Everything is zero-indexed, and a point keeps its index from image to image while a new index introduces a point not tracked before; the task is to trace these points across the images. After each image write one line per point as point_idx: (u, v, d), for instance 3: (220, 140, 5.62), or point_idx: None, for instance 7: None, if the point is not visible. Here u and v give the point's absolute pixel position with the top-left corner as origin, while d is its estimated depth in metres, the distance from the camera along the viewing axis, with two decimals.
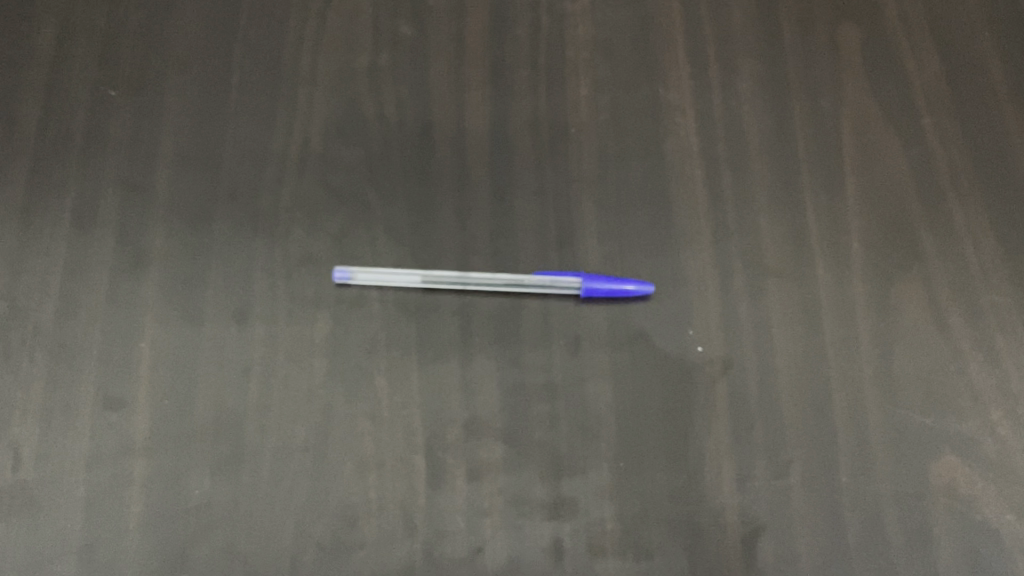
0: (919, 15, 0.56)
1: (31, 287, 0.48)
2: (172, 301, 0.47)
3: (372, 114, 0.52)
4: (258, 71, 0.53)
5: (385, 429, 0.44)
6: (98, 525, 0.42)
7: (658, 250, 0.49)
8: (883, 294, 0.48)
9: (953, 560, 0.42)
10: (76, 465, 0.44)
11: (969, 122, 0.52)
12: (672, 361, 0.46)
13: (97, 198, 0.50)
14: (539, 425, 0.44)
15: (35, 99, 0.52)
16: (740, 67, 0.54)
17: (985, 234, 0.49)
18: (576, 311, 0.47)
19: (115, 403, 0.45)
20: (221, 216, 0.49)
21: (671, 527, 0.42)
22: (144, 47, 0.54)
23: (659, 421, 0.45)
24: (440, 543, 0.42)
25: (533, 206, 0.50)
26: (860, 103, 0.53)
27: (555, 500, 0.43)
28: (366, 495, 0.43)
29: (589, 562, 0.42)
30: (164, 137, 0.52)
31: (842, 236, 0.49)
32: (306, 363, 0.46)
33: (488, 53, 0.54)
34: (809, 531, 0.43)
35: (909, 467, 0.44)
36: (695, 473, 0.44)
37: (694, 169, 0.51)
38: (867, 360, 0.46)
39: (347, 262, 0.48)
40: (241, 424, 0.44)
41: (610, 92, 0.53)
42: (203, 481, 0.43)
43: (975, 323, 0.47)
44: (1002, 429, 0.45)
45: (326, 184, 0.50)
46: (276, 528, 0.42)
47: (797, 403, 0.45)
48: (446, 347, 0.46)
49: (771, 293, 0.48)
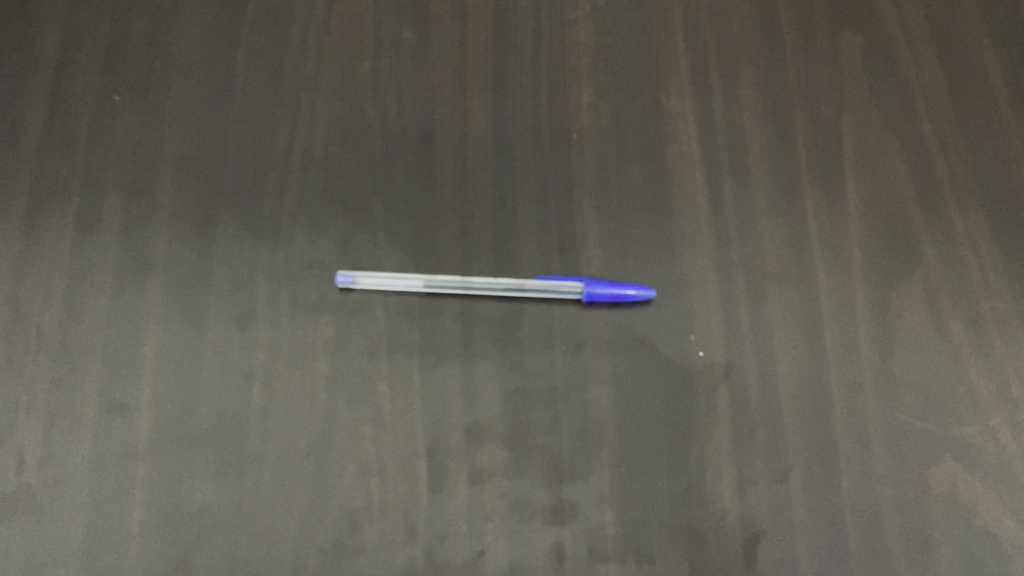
0: (919, 22, 0.56)
1: (35, 290, 0.48)
2: (175, 305, 0.48)
3: (375, 119, 0.53)
4: (261, 76, 0.54)
5: (387, 433, 0.45)
6: (101, 528, 0.43)
7: (659, 255, 0.49)
8: (883, 299, 0.48)
9: (952, 565, 0.42)
10: (80, 469, 0.44)
11: (969, 129, 0.52)
12: (673, 366, 0.46)
13: (101, 202, 0.50)
14: (540, 430, 0.45)
15: (40, 103, 0.53)
16: (741, 74, 0.54)
17: (985, 240, 0.49)
18: (577, 316, 0.47)
19: (118, 406, 0.45)
20: (224, 220, 0.50)
21: (672, 532, 0.43)
22: (148, 52, 0.55)
23: (660, 426, 0.45)
24: (441, 548, 0.42)
25: (535, 211, 0.50)
26: (861, 109, 0.53)
27: (556, 504, 0.43)
28: (367, 499, 0.43)
29: (590, 567, 0.42)
30: (168, 141, 0.52)
31: (843, 242, 0.50)
32: (309, 367, 0.46)
33: (490, 59, 0.55)
34: (809, 536, 0.43)
35: (908, 472, 0.44)
36: (696, 478, 0.44)
37: (695, 174, 0.51)
38: (867, 365, 0.47)
39: (350, 266, 0.49)
40: (243, 427, 0.45)
41: (611, 98, 0.54)
42: (205, 484, 0.43)
43: (975, 329, 0.47)
44: (1002, 434, 0.45)
45: (329, 189, 0.51)
46: (278, 532, 0.42)
47: (797, 408, 0.45)
48: (448, 352, 0.46)
49: (771, 298, 0.48)
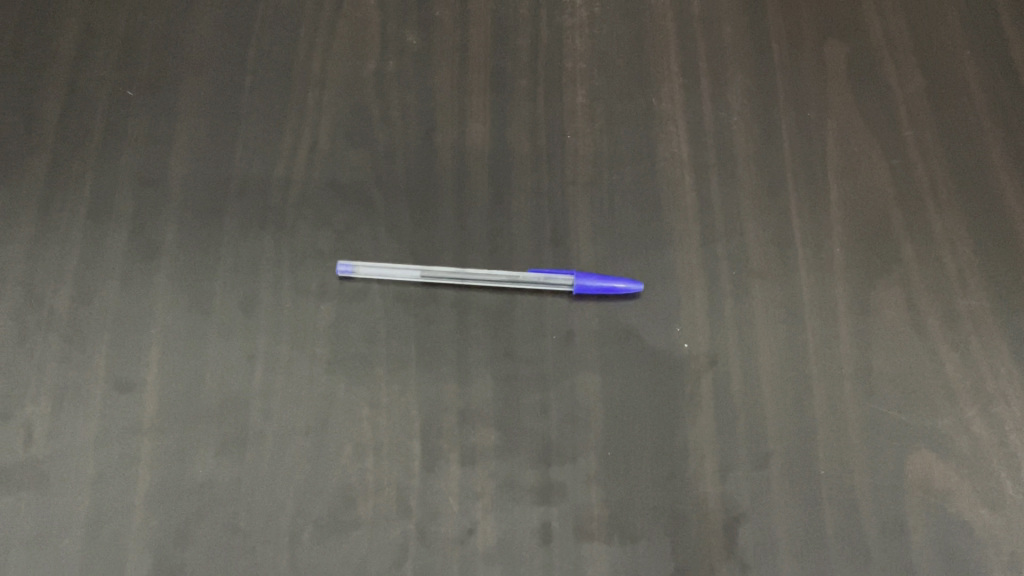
0: (903, 34, 0.58)
1: (48, 274, 0.50)
2: (182, 291, 0.50)
3: (378, 116, 0.55)
4: (271, 74, 0.56)
5: (383, 414, 0.46)
6: (106, 500, 0.44)
7: (648, 250, 0.51)
8: (864, 295, 0.50)
9: (926, 551, 0.44)
10: (86, 445, 0.46)
11: (950, 136, 0.55)
12: (660, 356, 0.48)
13: (113, 190, 0.52)
14: (531, 414, 0.46)
15: (57, 96, 0.55)
16: (730, 80, 0.57)
17: (962, 240, 0.51)
18: (569, 307, 0.49)
19: (126, 385, 0.47)
20: (232, 209, 0.52)
21: (655, 513, 0.44)
22: (161, 49, 0.57)
23: (646, 412, 0.46)
24: (432, 524, 0.44)
25: (530, 207, 0.52)
26: (845, 115, 0.55)
27: (545, 485, 0.45)
28: (364, 478, 0.45)
29: (576, 545, 0.43)
30: (179, 134, 0.54)
31: (825, 242, 0.52)
32: (310, 351, 0.48)
33: (489, 62, 0.57)
34: (787, 521, 0.44)
35: (885, 460, 0.46)
36: (679, 462, 0.45)
37: (684, 175, 0.53)
38: (845, 357, 0.48)
39: (351, 256, 0.51)
40: (245, 407, 0.46)
41: (605, 101, 0.56)
42: (208, 461, 0.45)
43: (952, 325, 0.49)
44: (977, 427, 0.47)
45: (333, 183, 0.53)
46: (276, 507, 0.44)
47: (777, 398, 0.47)
48: (444, 339, 0.48)
49: (755, 293, 0.50)
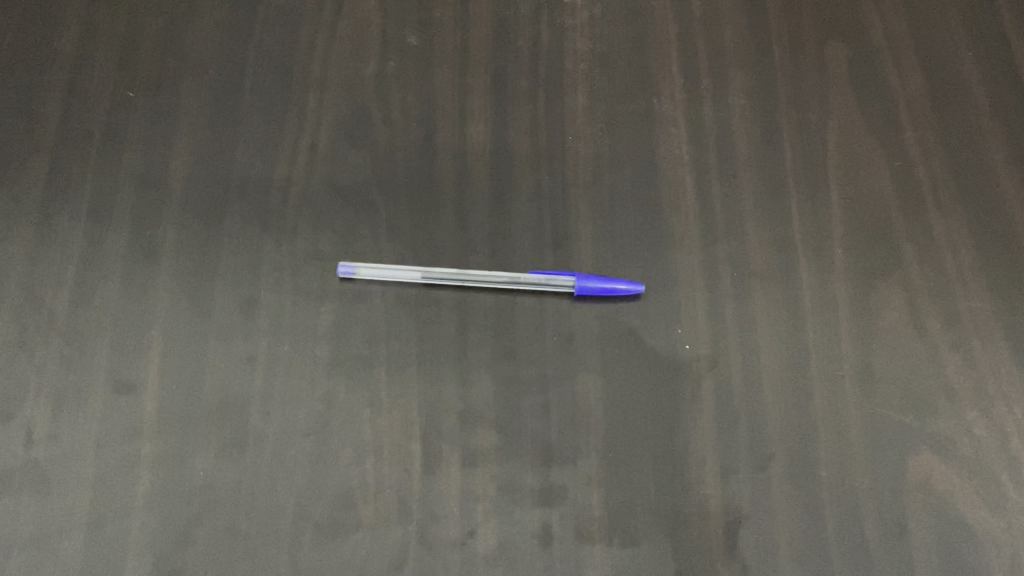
0: (904, 35, 0.58)
1: (48, 276, 0.50)
2: (183, 292, 0.50)
3: (378, 118, 0.55)
4: (271, 75, 0.56)
5: (384, 416, 0.46)
6: (106, 503, 0.44)
7: (649, 252, 0.51)
8: (865, 297, 0.50)
9: (927, 554, 0.44)
10: (86, 447, 0.45)
11: (951, 138, 0.54)
12: (661, 358, 0.48)
13: (114, 191, 0.52)
14: (532, 416, 0.46)
15: (57, 97, 0.55)
16: (731, 81, 0.57)
17: (964, 242, 0.51)
18: (569, 309, 0.49)
19: (126, 387, 0.47)
20: (232, 211, 0.52)
21: (656, 515, 0.44)
22: (162, 50, 0.57)
23: (647, 414, 0.46)
24: (433, 527, 0.44)
25: (530, 209, 0.52)
26: (847, 116, 0.55)
27: (545, 487, 0.45)
28: (364, 480, 0.45)
29: (577, 548, 0.43)
30: (179, 135, 0.54)
31: (826, 244, 0.51)
32: (311, 353, 0.48)
33: (490, 64, 0.57)
34: (788, 524, 0.44)
35: (886, 462, 0.46)
36: (680, 464, 0.45)
37: (685, 176, 0.53)
38: (846, 359, 0.48)
39: (351, 258, 0.50)
40: (245, 409, 0.46)
41: (606, 102, 0.56)
42: (208, 463, 0.45)
43: (953, 327, 0.49)
44: (977, 429, 0.47)
45: (333, 185, 0.53)
46: (276, 509, 0.44)
47: (778, 400, 0.47)
48: (444, 341, 0.48)
49: (756, 295, 0.50)
